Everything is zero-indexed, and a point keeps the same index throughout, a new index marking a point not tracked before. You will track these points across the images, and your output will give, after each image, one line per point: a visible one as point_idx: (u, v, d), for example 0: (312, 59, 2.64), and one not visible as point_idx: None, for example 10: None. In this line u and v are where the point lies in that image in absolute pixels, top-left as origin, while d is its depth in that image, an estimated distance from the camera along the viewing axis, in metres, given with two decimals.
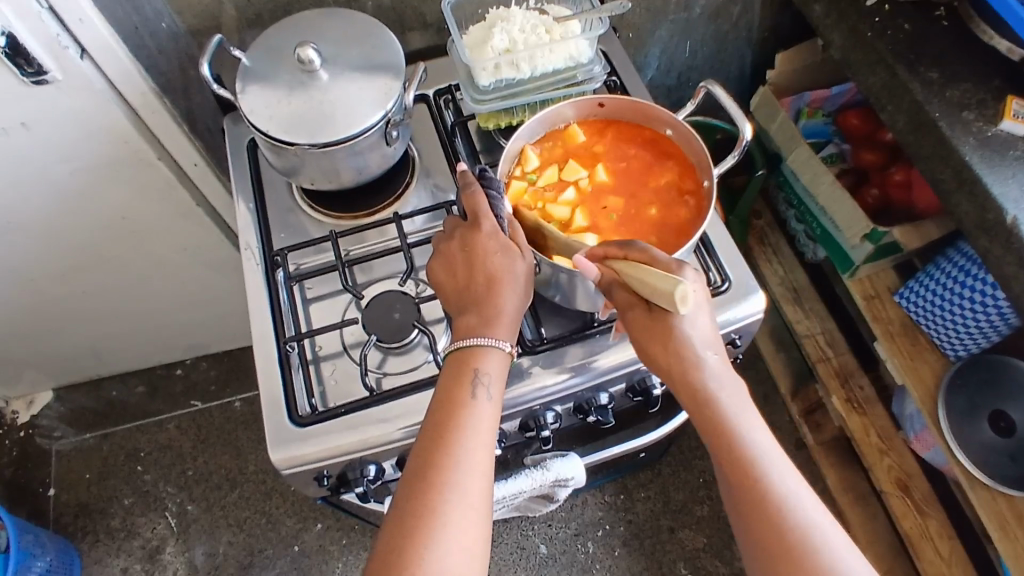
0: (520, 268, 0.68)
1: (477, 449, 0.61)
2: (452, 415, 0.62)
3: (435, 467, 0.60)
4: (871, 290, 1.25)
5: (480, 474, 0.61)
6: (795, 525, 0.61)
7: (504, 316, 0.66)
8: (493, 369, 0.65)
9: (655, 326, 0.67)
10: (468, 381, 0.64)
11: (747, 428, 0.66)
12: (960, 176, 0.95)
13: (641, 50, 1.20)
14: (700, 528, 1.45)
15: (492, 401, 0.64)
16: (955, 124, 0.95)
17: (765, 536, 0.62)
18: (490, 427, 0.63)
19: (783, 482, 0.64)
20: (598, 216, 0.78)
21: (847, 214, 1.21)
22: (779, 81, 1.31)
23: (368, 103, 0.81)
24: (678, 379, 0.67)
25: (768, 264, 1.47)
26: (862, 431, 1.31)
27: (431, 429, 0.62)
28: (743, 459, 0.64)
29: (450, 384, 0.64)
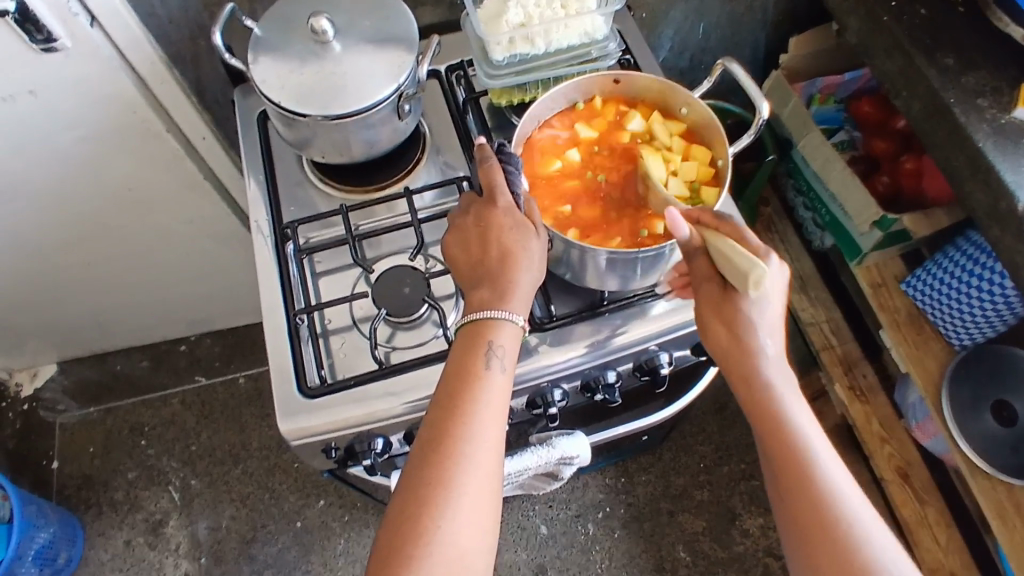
0: (536, 247, 0.68)
1: (490, 420, 0.62)
2: (466, 386, 0.62)
3: (451, 435, 0.60)
4: (878, 279, 1.24)
5: (495, 444, 0.61)
6: (832, 506, 0.63)
7: (519, 291, 0.66)
8: (507, 341, 0.65)
9: (723, 305, 0.69)
10: (483, 352, 0.64)
11: (794, 412, 0.67)
12: (973, 163, 0.94)
13: (655, 30, 1.19)
14: (700, 511, 1.46)
15: (505, 373, 0.64)
16: (970, 111, 0.95)
17: (800, 512, 0.64)
18: (503, 399, 0.63)
19: (827, 464, 0.65)
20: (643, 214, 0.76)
21: (858, 201, 1.21)
22: (793, 65, 1.30)
23: (381, 76, 0.80)
24: (734, 358, 0.69)
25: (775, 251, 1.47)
26: (863, 419, 1.32)
27: (445, 399, 0.62)
28: (791, 436, 0.66)
29: (464, 355, 0.64)
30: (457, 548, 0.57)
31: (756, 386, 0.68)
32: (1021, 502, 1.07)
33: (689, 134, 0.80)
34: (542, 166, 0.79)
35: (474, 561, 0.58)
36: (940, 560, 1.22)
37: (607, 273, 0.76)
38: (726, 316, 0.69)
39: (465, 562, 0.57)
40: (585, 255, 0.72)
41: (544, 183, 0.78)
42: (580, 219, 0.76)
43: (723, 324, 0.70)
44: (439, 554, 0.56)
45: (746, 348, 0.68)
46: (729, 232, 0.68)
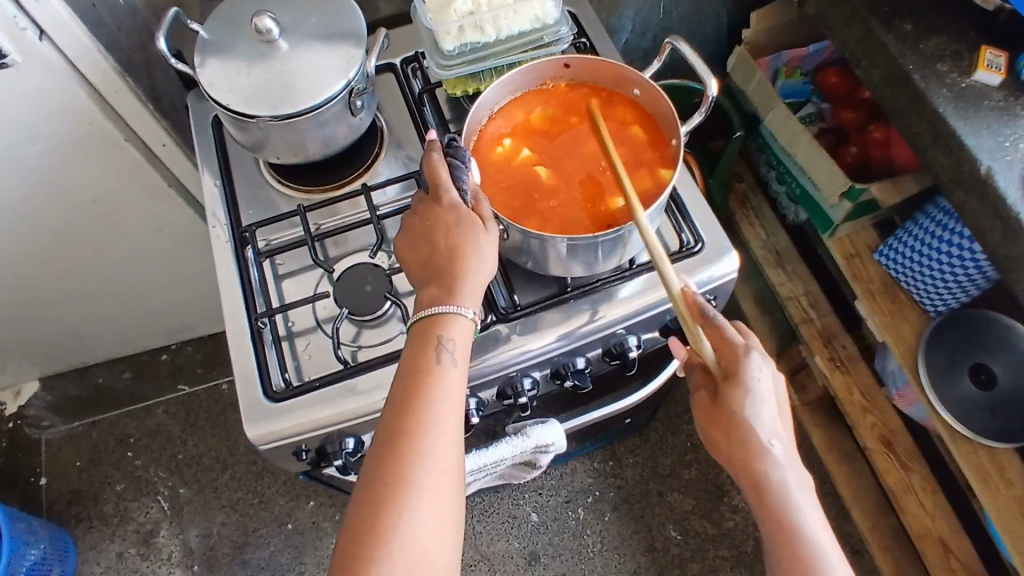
0: (485, 242, 0.67)
1: (446, 417, 0.61)
2: (419, 383, 0.62)
3: (408, 432, 0.60)
4: (851, 250, 1.24)
5: (454, 439, 0.61)
6: (800, 537, 0.69)
7: (467, 285, 0.66)
8: (455, 340, 0.64)
9: (718, 412, 0.74)
10: (432, 346, 0.63)
11: (774, 462, 0.72)
12: (935, 129, 0.94)
13: (615, 12, 1.18)
14: (688, 490, 1.47)
15: (457, 366, 0.63)
16: (930, 78, 0.94)
17: (781, 541, 0.70)
18: (456, 394, 0.63)
19: (796, 504, 0.71)
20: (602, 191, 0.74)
21: (826, 173, 1.20)
22: (756, 40, 1.29)
23: (331, 71, 0.79)
24: (729, 434, 0.73)
25: (751, 227, 1.46)
26: (845, 390, 1.32)
27: (399, 397, 0.62)
28: (768, 483, 0.71)
29: (415, 352, 0.64)
30: (419, 542, 0.57)
31: (751, 453, 0.72)
32: (1002, 464, 1.10)
33: (639, 116, 0.78)
34: (495, 159, 0.77)
35: (439, 558, 0.58)
36: (928, 526, 1.24)
37: (569, 259, 0.75)
38: (715, 409, 0.74)
39: (428, 558, 0.57)
40: (544, 244, 0.72)
41: (495, 170, 0.76)
42: (540, 208, 0.74)
43: (713, 414, 0.74)
44: (400, 553, 0.56)
45: (736, 427, 0.72)
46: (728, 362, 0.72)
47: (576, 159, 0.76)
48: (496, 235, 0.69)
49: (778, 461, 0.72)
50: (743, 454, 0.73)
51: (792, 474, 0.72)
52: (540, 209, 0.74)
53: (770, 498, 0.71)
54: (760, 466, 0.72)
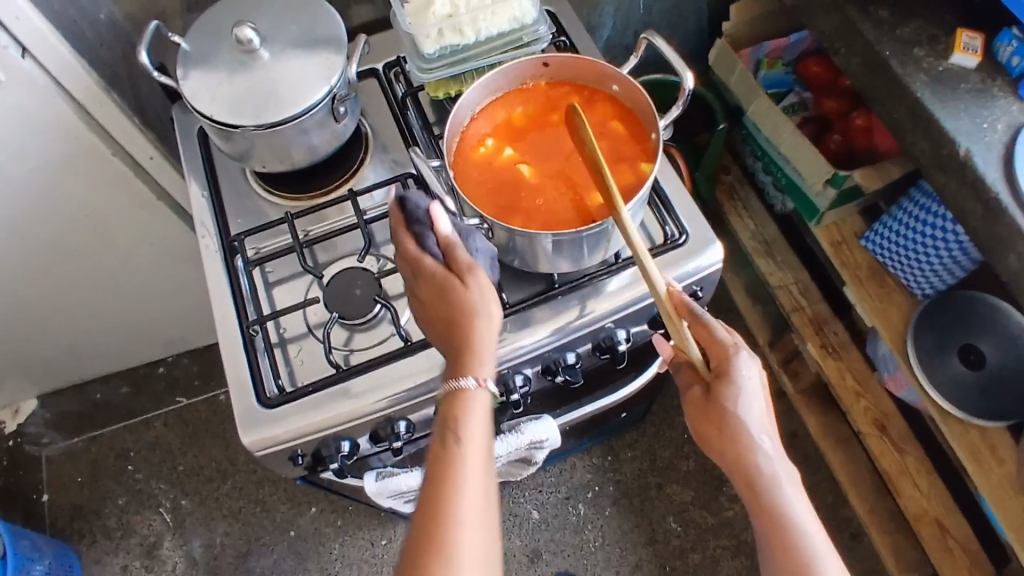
0: (473, 299, 0.67)
1: (475, 498, 0.61)
2: (444, 465, 0.62)
3: (443, 488, 0.61)
4: (838, 237, 1.25)
5: (489, 493, 0.63)
6: (792, 533, 0.70)
7: (470, 351, 0.67)
8: (477, 408, 0.65)
9: (709, 409, 0.75)
10: (453, 426, 0.64)
11: (765, 457, 0.73)
12: (914, 114, 0.95)
13: (595, 10, 1.19)
14: (687, 482, 1.48)
15: (478, 442, 0.64)
16: (907, 64, 0.95)
17: (773, 538, 0.71)
18: (486, 451, 0.64)
19: (788, 501, 0.72)
20: (584, 186, 0.74)
21: (809, 161, 1.21)
22: (736, 32, 1.29)
23: (313, 79, 0.80)
24: (721, 432, 0.74)
25: (739, 218, 1.47)
26: (838, 375, 1.33)
27: (427, 481, 0.62)
28: (760, 478, 0.72)
29: (440, 433, 0.64)
30: None
31: (743, 449, 0.73)
32: (992, 442, 1.12)
33: (619, 112, 0.79)
34: (477, 160, 0.77)
35: None
36: (924, 508, 1.25)
37: (555, 256, 0.76)
38: (706, 406, 0.75)
39: None
40: (530, 241, 0.73)
41: (479, 170, 0.77)
42: (524, 207, 0.74)
43: (705, 412, 0.76)
44: None
45: (727, 423, 0.73)
46: (721, 362, 0.74)
47: (558, 156, 0.76)
48: (484, 283, 0.68)
49: (769, 457, 0.73)
50: (734, 450, 0.73)
51: (783, 470, 0.73)
52: (524, 207, 0.74)
53: (763, 496, 0.72)
54: (751, 460, 0.73)
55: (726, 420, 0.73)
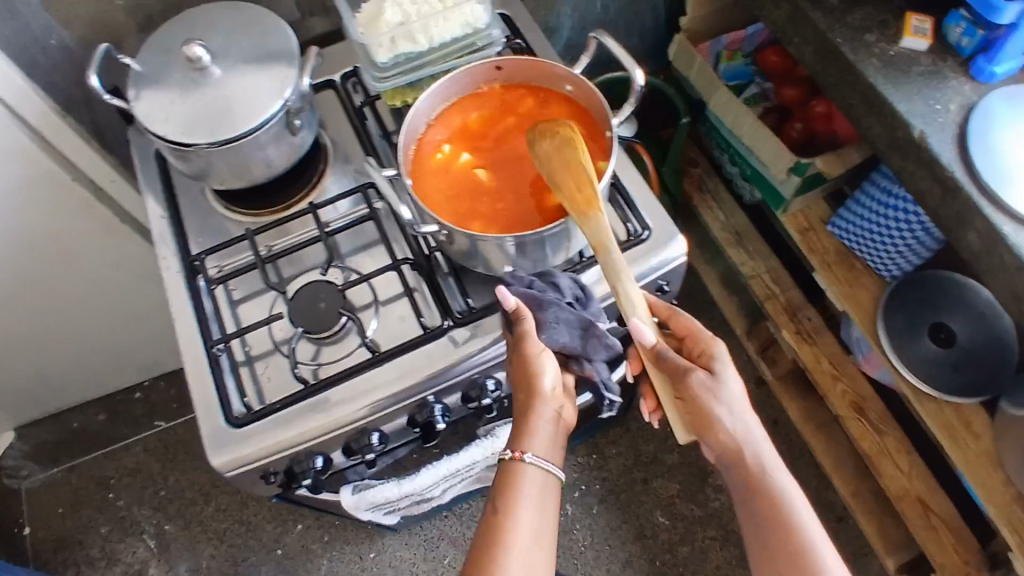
0: (522, 370, 0.74)
1: (517, 561, 0.70)
2: (495, 529, 0.71)
3: (488, 548, 0.70)
4: (805, 224, 1.26)
5: (533, 561, 0.71)
6: (790, 519, 0.73)
7: (526, 421, 0.75)
8: (529, 481, 0.74)
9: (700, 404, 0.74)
10: (507, 496, 0.73)
11: (756, 447, 0.75)
12: (869, 99, 0.96)
13: (552, 11, 1.19)
14: (673, 475, 1.48)
15: (528, 514, 0.72)
16: (859, 49, 0.97)
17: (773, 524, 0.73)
18: (535, 525, 0.72)
19: (780, 487, 0.74)
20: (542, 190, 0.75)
21: (772, 151, 1.22)
22: (693, 26, 1.31)
23: (266, 93, 0.80)
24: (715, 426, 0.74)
25: (709, 210, 1.48)
26: (814, 360, 1.35)
27: (478, 542, 0.71)
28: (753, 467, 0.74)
29: (497, 500, 0.74)
30: None
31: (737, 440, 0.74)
32: (966, 417, 1.13)
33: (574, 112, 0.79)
34: (435, 167, 0.77)
35: None
36: (905, 486, 1.26)
37: (518, 258, 0.76)
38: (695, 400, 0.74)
39: None
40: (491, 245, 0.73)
41: (437, 178, 0.76)
42: (484, 212, 0.74)
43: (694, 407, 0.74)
44: None
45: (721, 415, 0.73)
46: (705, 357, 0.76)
47: (516, 161, 0.77)
48: (530, 352, 0.73)
49: (758, 446, 0.75)
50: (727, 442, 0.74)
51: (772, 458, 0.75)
52: (484, 212, 0.74)
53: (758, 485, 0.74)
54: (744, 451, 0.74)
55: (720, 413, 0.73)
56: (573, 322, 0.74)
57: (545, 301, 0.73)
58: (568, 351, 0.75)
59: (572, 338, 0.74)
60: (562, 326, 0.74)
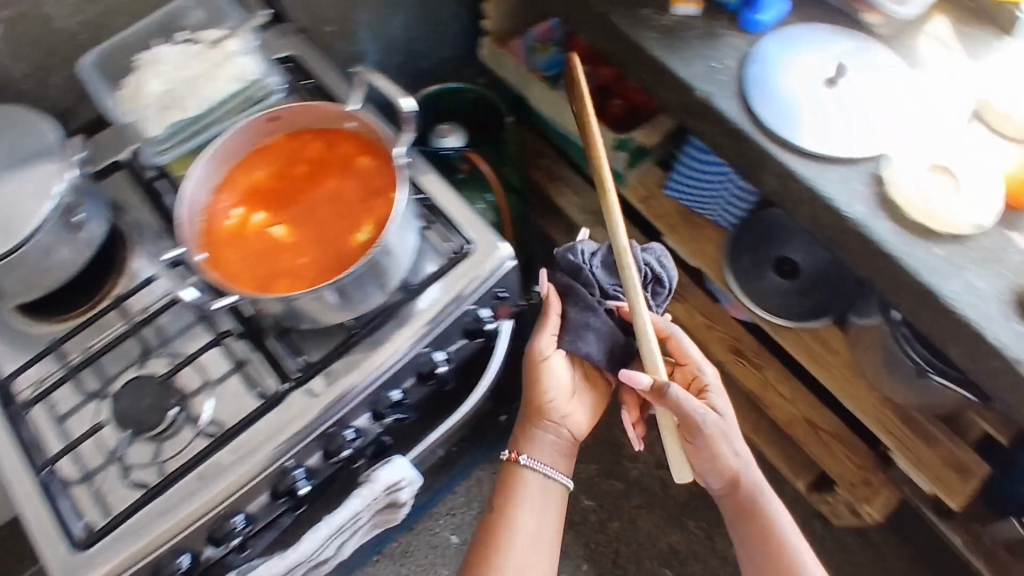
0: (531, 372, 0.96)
1: (523, 519, 0.96)
2: (505, 500, 0.98)
3: (500, 514, 0.97)
4: (645, 193, 1.30)
5: (532, 523, 0.97)
6: (782, 537, 0.89)
7: (533, 417, 0.99)
8: (528, 470, 0.99)
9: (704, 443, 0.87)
10: (511, 481, 0.99)
11: (752, 477, 0.91)
12: (657, 71, 0.99)
13: (351, 40, 1.18)
14: (589, 457, 1.51)
15: (528, 489, 0.98)
16: (636, 25, 1.00)
17: (764, 539, 0.90)
18: (532, 501, 0.98)
19: (774, 512, 0.91)
20: (343, 233, 0.74)
21: (595, 132, 1.27)
22: (498, 27, 1.33)
23: (33, 196, 0.74)
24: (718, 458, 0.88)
25: (564, 195, 1.51)
26: (687, 316, 1.41)
27: (492, 513, 0.98)
28: (746, 495, 0.90)
29: (506, 487, 0.99)
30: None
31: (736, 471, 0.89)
32: (823, 338, 1.21)
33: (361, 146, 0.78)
34: (230, 234, 0.74)
35: None
36: (792, 411, 1.34)
37: (342, 305, 0.76)
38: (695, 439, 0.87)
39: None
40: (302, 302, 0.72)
41: (234, 244, 0.74)
42: (288, 269, 0.73)
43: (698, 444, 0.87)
44: None
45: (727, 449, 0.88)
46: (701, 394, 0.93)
47: (313, 209, 0.76)
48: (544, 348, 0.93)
49: (753, 476, 0.91)
50: (728, 472, 0.89)
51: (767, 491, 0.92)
52: (288, 268, 0.73)
53: (752, 509, 0.90)
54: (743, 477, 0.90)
55: (722, 448, 0.87)
56: (602, 330, 0.91)
57: (576, 300, 0.91)
58: (590, 359, 0.91)
59: (597, 347, 0.91)
60: (592, 336, 0.90)
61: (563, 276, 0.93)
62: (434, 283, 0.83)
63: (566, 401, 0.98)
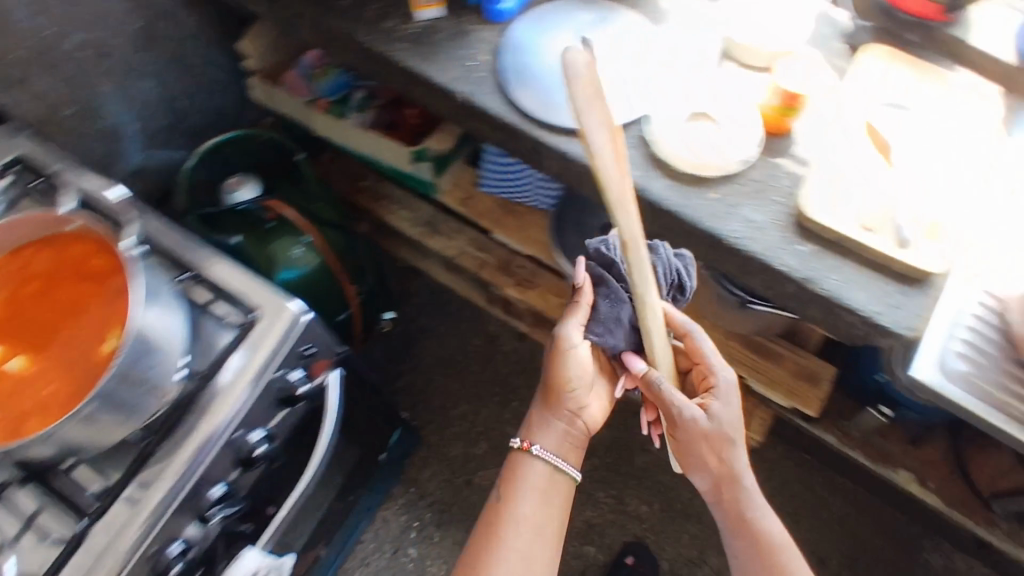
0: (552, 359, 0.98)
1: (525, 513, 0.96)
2: (507, 494, 0.98)
3: (501, 504, 0.97)
4: (462, 195, 1.29)
5: (534, 515, 0.96)
6: (768, 541, 0.86)
7: (552, 403, 1.00)
8: (533, 459, 1.00)
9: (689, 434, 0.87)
10: (519, 471, 1.00)
11: (748, 479, 0.87)
12: (414, 81, 0.97)
13: (98, 116, 1.09)
14: (490, 461, 1.50)
15: (532, 480, 0.99)
16: (382, 38, 0.97)
17: (750, 544, 0.87)
18: (537, 494, 0.98)
19: (765, 521, 0.87)
20: (88, 349, 0.68)
21: (391, 150, 1.24)
22: (263, 64, 1.26)
23: None
24: (704, 454, 0.87)
25: (393, 213, 1.47)
26: (542, 299, 1.41)
27: (493, 508, 0.98)
28: (740, 499, 0.87)
29: (516, 479, 0.99)
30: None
31: (729, 470, 0.87)
32: None
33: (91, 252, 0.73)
34: None
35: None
36: None
37: (117, 422, 0.69)
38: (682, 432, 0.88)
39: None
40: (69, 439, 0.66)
41: None
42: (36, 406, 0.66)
43: (683, 438, 0.88)
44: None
45: (711, 445, 0.86)
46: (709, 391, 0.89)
47: (53, 335, 0.69)
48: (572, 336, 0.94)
49: (749, 480, 0.87)
50: (717, 471, 0.87)
51: (760, 499, 0.88)
52: (36, 405, 0.66)
53: (744, 512, 0.87)
54: (736, 478, 0.87)
55: (710, 445, 0.86)
56: (623, 324, 0.90)
57: (608, 289, 0.90)
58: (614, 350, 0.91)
59: (617, 338, 0.90)
60: (614, 329, 0.90)
61: (596, 263, 0.92)
62: (229, 358, 0.79)
63: (584, 390, 0.99)
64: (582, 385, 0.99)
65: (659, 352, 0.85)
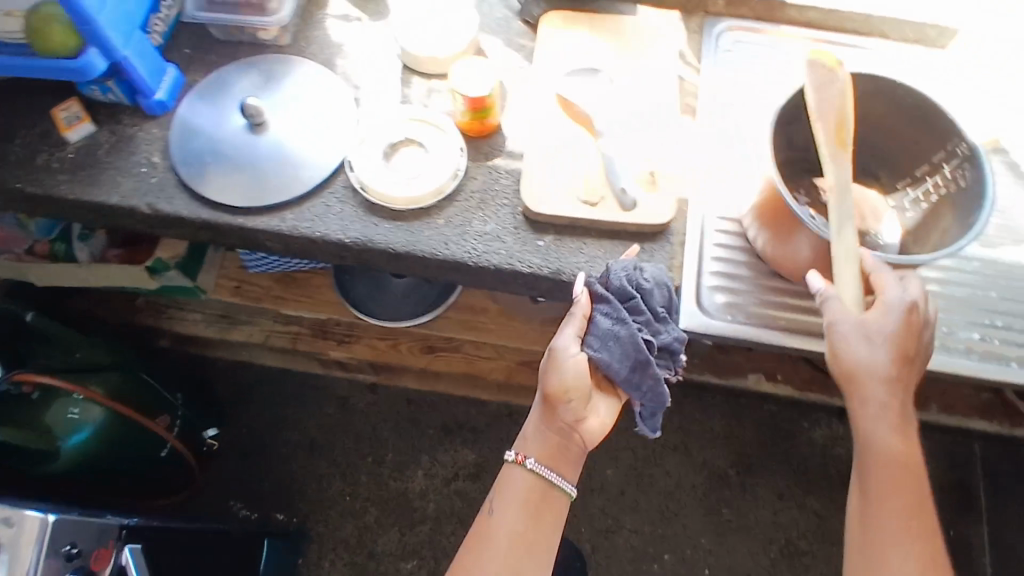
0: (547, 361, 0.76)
1: (500, 536, 0.74)
2: (486, 513, 0.77)
3: (476, 535, 0.76)
4: (231, 283, 1.18)
5: (514, 543, 0.74)
6: (905, 479, 0.76)
7: (546, 413, 0.77)
8: (516, 476, 0.77)
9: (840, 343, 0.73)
10: (499, 487, 0.77)
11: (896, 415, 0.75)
12: (93, 210, 0.85)
13: None
14: (384, 523, 1.44)
15: (510, 500, 0.76)
16: (37, 176, 0.85)
17: (885, 479, 0.76)
18: (517, 520, 0.75)
19: (909, 459, 0.77)
20: None
21: (127, 272, 1.12)
22: None
23: None
24: (853, 371, 0.74)
25: (181, 318, 1.32)
26: (370, 350, 1.31)
27: (473, 533, 0.76)
28: (882, 434, 0.75)
29: (499, 492, 0.77)
30: None
31: (879, 390, 0.74)
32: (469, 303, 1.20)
33: None
34: None
35: None
36: (501, 363, 1.34)
37: None
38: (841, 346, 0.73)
39: None
40: None
41: None
42: None
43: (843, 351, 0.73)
44: None
45: (864, 363, 0.73)
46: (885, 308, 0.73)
47: None
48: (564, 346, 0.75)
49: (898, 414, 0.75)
50: (863, 394, 0.74)
51: (907, 437, 0.76)
52: None
53: (883, 445, 0.76)
54: (883, 402, 0.74)
55: (869, 355, 0.72)
56: (625, 344, 0.75)
57: (608, 306, 0.77)
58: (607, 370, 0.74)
59: (613, 356, 0.75)
60: (615, 347, 0.75)
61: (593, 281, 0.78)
62: None
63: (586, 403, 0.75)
64: (583, 393, 0.74)
65: (846, 279, 0.72)
